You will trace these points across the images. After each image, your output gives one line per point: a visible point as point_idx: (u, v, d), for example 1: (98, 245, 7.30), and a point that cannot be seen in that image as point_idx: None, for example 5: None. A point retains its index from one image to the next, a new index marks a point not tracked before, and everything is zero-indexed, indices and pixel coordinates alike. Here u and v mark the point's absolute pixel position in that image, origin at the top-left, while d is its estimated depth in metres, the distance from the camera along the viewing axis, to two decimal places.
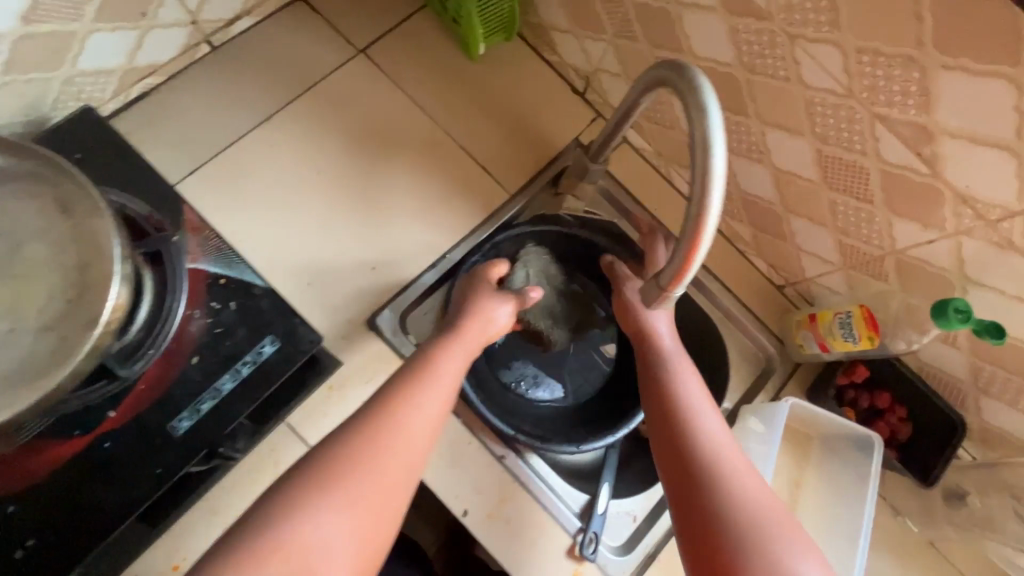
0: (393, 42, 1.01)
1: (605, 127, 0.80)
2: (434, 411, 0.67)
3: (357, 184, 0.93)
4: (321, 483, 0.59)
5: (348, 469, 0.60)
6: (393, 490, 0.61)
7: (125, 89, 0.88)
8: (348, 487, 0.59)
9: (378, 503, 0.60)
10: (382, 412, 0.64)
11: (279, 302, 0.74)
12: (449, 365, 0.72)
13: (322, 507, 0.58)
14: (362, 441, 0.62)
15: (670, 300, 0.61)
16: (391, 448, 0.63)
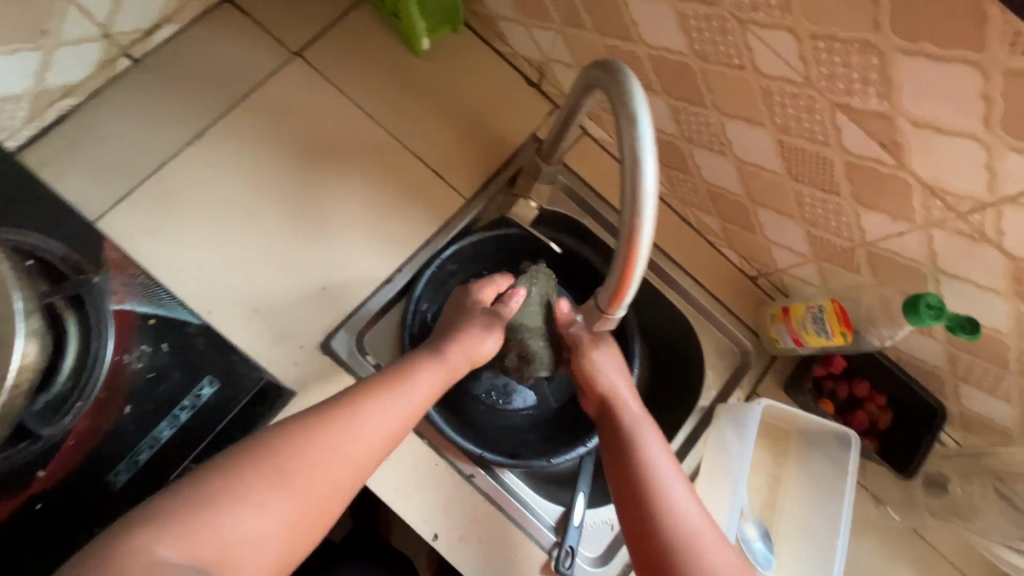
0: (331, 42, 0.95)
1: (556, 123, 0.75)
2: (396, 425, 0.65)
3: (301, 199, 0.88)
4: (258, 474, 0.57)
5: (291, 465, 0.59)
6: (331, 492, 0.60)
7: (39, 114, 0.81)
8: (287, 483, 0.58)
9: (312, 503, 0.59)
10: (341, 416, 0.63)
11: (216, 339, 0.70)
12: (422, 382, 0.70)
13: (254, 499, 0.56)
14: (312, 437, 0.61)
15: (612, 320, 0.58)
16: (341, 451, 0.61)
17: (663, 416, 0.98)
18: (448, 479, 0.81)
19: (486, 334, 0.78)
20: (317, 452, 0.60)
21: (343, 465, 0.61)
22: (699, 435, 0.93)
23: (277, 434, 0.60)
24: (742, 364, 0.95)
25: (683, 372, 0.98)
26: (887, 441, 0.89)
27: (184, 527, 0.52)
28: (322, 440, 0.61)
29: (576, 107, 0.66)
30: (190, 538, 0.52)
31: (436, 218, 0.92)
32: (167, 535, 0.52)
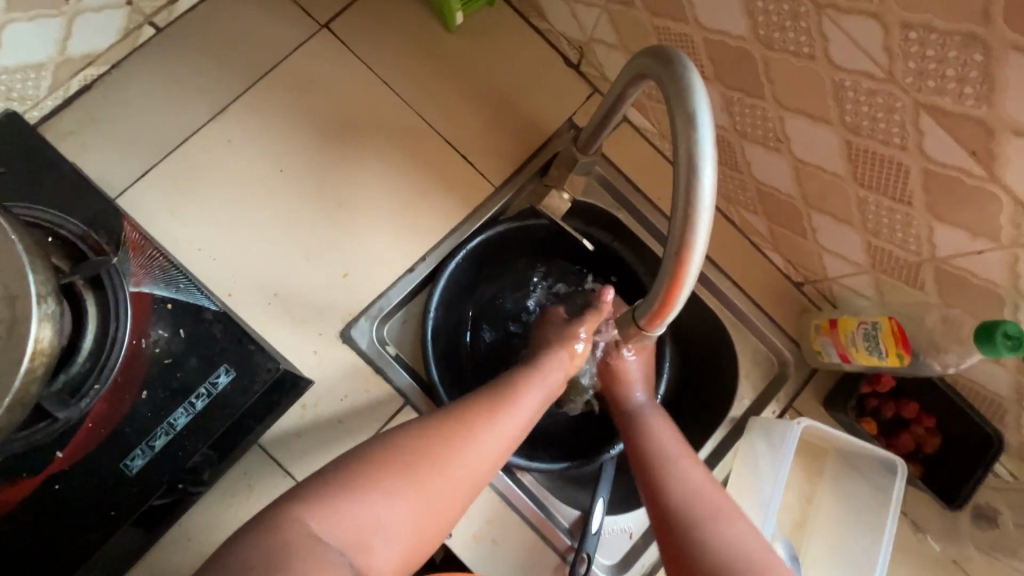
0: (359, 15, 0.90)
1: (596, 116, 0.69)
2: (513, 433, 0.64)
3: (324, 181, 0.85)
4: (394, 463, 0.56)
5: (421, 455, 0.57)
6: (457, 491, 0.58)
7: (62, 84, 0.80)
8: (417, 474, 0.56)
9: (440, 498, 0.57)
10: (463, 423, 0.61)
11: (233, 328, 0.68)
12: (537, 393, 0.69)
13: (389, 486, 0.55)
14: (441, 433, 0.59)
15: (651, 339, 0.54)
16: (469, 451, 0.60)
17: (690, 424, 0.94)
18: None
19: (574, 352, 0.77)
20: (446, 444, 0.59)
21: (471, 466, 0.59)
22: (729, 447, 0.88)
23: (408, 426, 0.60)
24: (779, 375, 0.90)
25: (714, 379, 0.93)
26: (934, 467, 0.83)
27: (326, 509, 0.52)
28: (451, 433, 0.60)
29: (620, 98, 0.60)
30: (329, 521, 0.52)
31: (463, 207, 0.88)
32: (313, 514, 0.52)
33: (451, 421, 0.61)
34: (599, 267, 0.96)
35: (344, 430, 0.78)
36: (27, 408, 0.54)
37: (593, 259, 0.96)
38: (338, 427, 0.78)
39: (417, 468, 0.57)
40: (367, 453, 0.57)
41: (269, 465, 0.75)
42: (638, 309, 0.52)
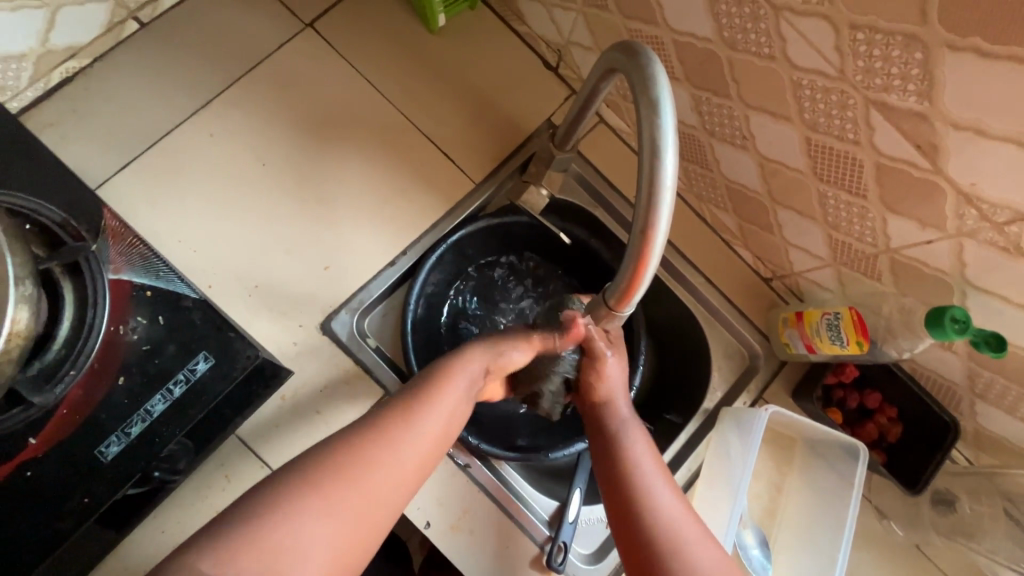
0: (343, 15, 0.92)
1: (570, 110, 0.72)
2: (430, 439, 0.59)
3: (304, 175, 0.86)
4: (312, 482, 0.52)
5: (331, 473, 0.53)
6: (379, 505, 0.54)
7: (44, 75, 0.80)
8: (330, 491, 0.52)
9: (362, 512, 0.53)
10: (376, 433, 0.57)
11: (212, 316, 0.68)
12: (461, 384, 0.64)
13: (315, 510, 0.51)
14: (355, 445, 0.55)
15: (620, 320, 0.55)
16: (381, 462, 0.55)
17: (666, 417, 0.96)
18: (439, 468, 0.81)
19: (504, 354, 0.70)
20: (370, 455, 0.55)
21: (387, 477, 0.55)
22: (702, 438, 0.91)
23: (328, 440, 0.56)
24: (751, 368, 0.93)
25: (688, 373, 0.96)
26: (895, 454, 0.86)
27: (232, 543, 0.47)
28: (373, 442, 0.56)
29: (594, 94, 0.63)
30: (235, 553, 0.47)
31: (442, 202, 0.89)
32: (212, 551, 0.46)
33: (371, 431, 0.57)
34: (576, 264, 0.99)
35: (324, 421, 0.79)
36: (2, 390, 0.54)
37: (572, 257, 0.98)
38: (318, 418, 0.78)
39: (344, 486, 0.53)
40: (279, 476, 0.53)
41: (245, 455, 0.75)
42: (605, 289, 0.54)
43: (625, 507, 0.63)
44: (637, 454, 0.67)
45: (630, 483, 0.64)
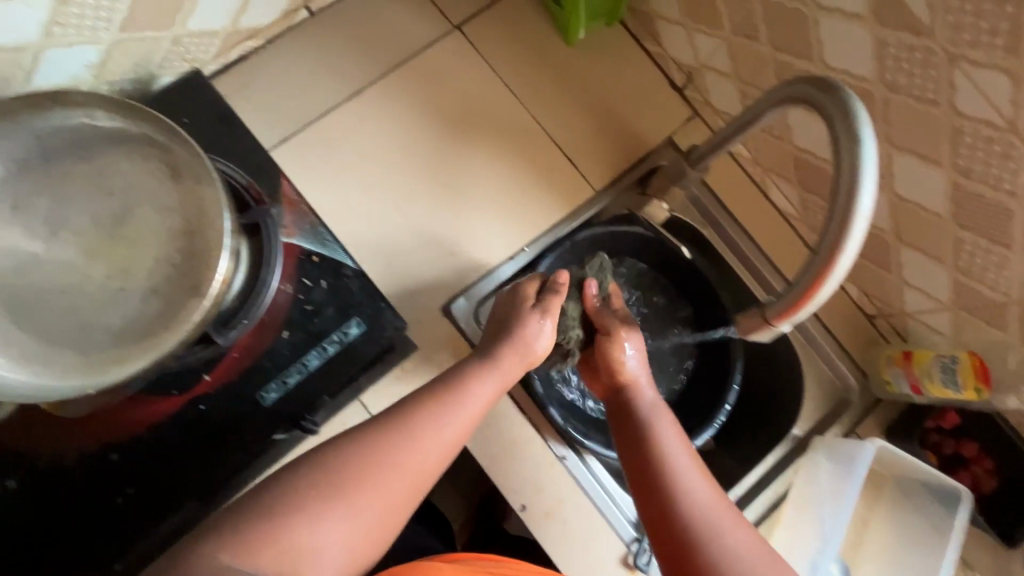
0: (488, 20, 0.97)
1: (717, 134, 0.76)
2: (449, 439, 0.64)
3: (441, 166, 0.92)
4: (331, 488, 0.57)
5: (347, 477, 0.58)
6: (391, 505, 0.60)
7: (226, 51, 0.88)
8: (345, 493, 0.57)
9: (380, 506, 0.59)
10: (390, 433, 0.61)
11: (369, 285, 0.74)
12: (475, 391, 0.68)
13: (340, 518, 0.56)
14: (374, 450, 0.60)
15: (771, 334, 0.58)
16: (394, 460, 0.60)
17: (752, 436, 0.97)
18: (540, 456, 0.85)
19: (533, 345, 0.73)
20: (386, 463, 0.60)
21: (405, 478, 0.61)
22: (789, 463, 0.92)
23: (347, 446, 0.60)
24: (844, 401, 0.94)
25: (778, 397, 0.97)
26: (991, 505, 0.86)
27: (252, 545, 0.52)
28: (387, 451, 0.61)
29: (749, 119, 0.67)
30: (255, 551, 0.52)
31: (561, 206, 0.94)
32: (230, 546, 0.52)
33: (389, 444, 0.61)
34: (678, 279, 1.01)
35: None
36: (202, 329, 0.64)
37: (679, 275, 0.98)
38: None
39: (368, 495, 0.58)
40: (304, 481, 0.57)
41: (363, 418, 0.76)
42: (768, 305, 0.56)
43: (656, 501, 0.67)
44: (671, 449, 0.70)
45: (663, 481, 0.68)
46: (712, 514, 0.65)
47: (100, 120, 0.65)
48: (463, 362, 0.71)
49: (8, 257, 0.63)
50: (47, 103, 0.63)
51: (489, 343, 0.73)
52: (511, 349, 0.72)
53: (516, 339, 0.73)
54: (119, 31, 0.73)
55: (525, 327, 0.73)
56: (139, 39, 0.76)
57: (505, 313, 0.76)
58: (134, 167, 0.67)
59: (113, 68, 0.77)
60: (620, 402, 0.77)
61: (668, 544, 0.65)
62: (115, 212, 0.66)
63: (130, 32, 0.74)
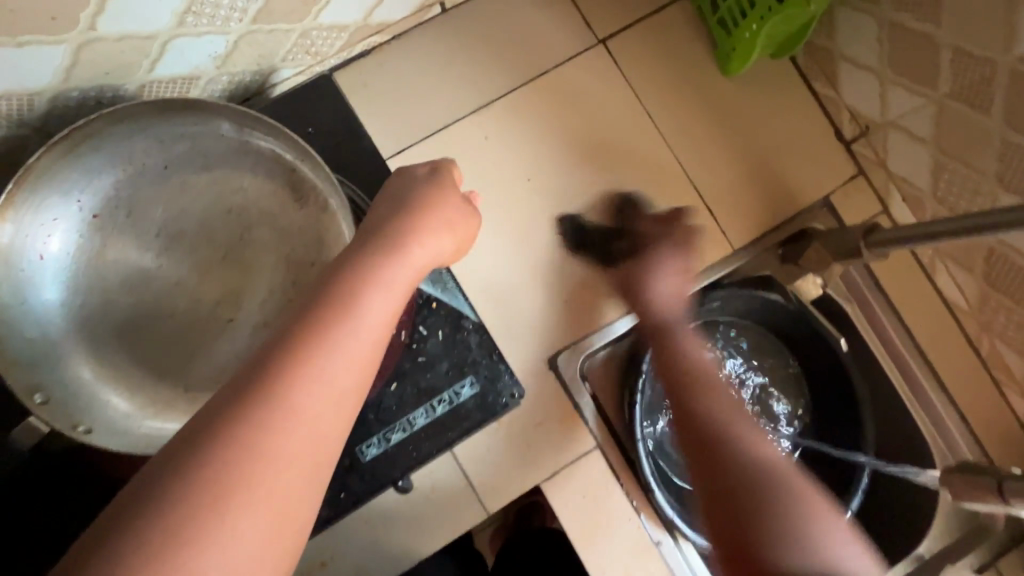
0: (638, 37, 0.86)
1: (931, 225, 0.61)
2: (352, 367, 0.39)
3: (566, 199, 0.83)
4: (209, 492, 0.33)
5: (220, 471, 0.33)
6: (309, 459, 0.36)
7: (350, 46, 0.79)
8: (230, 489, 0.33)
9: (293, 472, 0.36)
10: (266, 386, 0.36)
11: (489, 342, 0.65)
12: (376, 296, 0.42)
13: (243, 502, 0.33)
14: (254, 417, 0.35)
15: None
16: (289, 424, 0.36)
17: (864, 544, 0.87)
18: (634, 539, 0.77)
19: (433, 236, 0.51)
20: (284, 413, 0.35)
21: (307, 433, 0.36)
22: None
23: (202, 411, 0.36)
24: (984, 529, 0.82)
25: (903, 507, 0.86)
26: None
27: None
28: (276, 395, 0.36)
29: (958, 233, 0.58)
30: None
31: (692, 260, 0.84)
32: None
33: (270, 379, 0.36)
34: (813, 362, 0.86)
35: (536, 458, 0.77)
36: None
37: (813, 357, 0.86)
38: (527, 453, 0.77)
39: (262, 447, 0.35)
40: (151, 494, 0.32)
41: (452, 469, 0.75)
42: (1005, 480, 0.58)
43: (729, 468, 0.58)
44: (750, 438, 0.61)
45: (750, 488, 0.57)
46: (797, 501, 0.56)
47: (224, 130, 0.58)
48: (352, 254, 0.45)
49: (119, 273, 0.57)
50: (173, 107, 0.56)
51: (389, 232, 0.49)
52: (416, 239, 0.49)
53: (415, 228, 0.50)
54: (250, 23, 0.65)
55: (424, 219, 0.51)
56: (269, 31, 0.68)
57: (391, 194, 0.56)
58: (259, 183, 0.60)
59: (236, 60, 0.70)
60: (686, 387, 0.67)
61: (746, 516, 0.55)
62: (233, 233, 0.59)
63: (261, 23, 0.66)
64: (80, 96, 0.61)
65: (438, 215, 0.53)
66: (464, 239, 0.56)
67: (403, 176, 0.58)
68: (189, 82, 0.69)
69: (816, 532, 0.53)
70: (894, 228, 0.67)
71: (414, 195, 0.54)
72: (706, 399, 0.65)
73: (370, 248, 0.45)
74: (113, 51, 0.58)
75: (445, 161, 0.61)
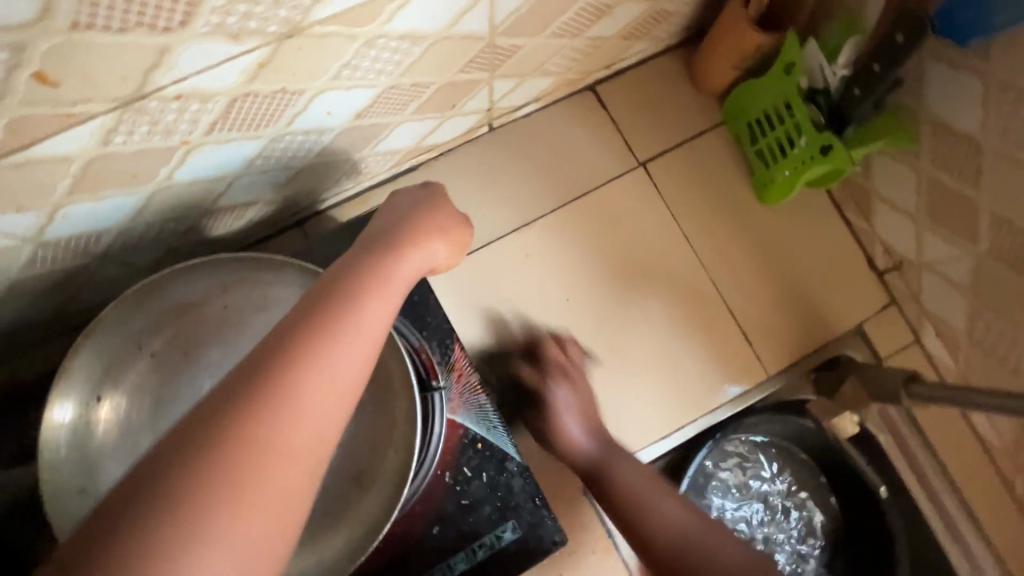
0: (678, 160, 0.88)
1: (981, 395, 0.61)
2: (361, 348, 0.41)
3: (602, 320, 0.83)
4: (225, 456, 0.34)
5: (236, 435, 0.34)
6: (321, 432, 0.37)
7: (399, 163, 0.81)
8: (243, 452, 0.34)
9: (305, 446, 0.36)
10: (280, 359, 0.37)
11: (531, 487, 0.66)
12: (378, 286, 0.45)
13: (258, 473, 0.34)
14: (268, 386, 0.36)
15: None
16: (303, 394, 0.37)
17: None
18: None
19: (436, 246, 0.56)
20: (283, 410, 0.36)
21: (318, 406, 0.37)
22: None
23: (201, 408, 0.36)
24: None
25: None
26: None
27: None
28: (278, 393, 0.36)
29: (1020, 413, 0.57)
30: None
31: (726, 384, 0.84)
32: None
33: (271, 374, 0.37)
34: (845, 486, 0.86)
35: None
36: (364, 534, 0.57)
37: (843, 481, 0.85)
38: None
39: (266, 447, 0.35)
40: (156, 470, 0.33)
41: None
42: None
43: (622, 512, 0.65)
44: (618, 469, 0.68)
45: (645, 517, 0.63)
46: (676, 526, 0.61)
47: (283, 283, 0.60)
48: (344, 263, 0.47)
49: (161, 425, 0.57)
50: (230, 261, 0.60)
51: (382, 246, 0.51)
52: (407, 251, 0.52)
53: (413, 236, 0.54)
54: (311, 157, 0.67)
55: (425, 229, 0.56)
56: (328, 160, 0.70)
57: (406, 205, 0.61)
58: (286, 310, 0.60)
59: (292, 184, 0.72)
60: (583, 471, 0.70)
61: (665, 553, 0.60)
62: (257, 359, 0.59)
63: (321, 156, 0.68)
64: (142, 231, 0.63)
65: (427, 233, 0.56)
66: (463, 261, 0.63)
67: (418, 192, 0.63)
68: (246, 206, 0.70)
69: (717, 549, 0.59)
70: (934, 384, 0.69)
71: (423, 209, 0.59)
72: (661, 502, 0.64)
73: (365, 259, 0.47)
74: (182, 191, 0.60)
75: (435, 183, 0.65)
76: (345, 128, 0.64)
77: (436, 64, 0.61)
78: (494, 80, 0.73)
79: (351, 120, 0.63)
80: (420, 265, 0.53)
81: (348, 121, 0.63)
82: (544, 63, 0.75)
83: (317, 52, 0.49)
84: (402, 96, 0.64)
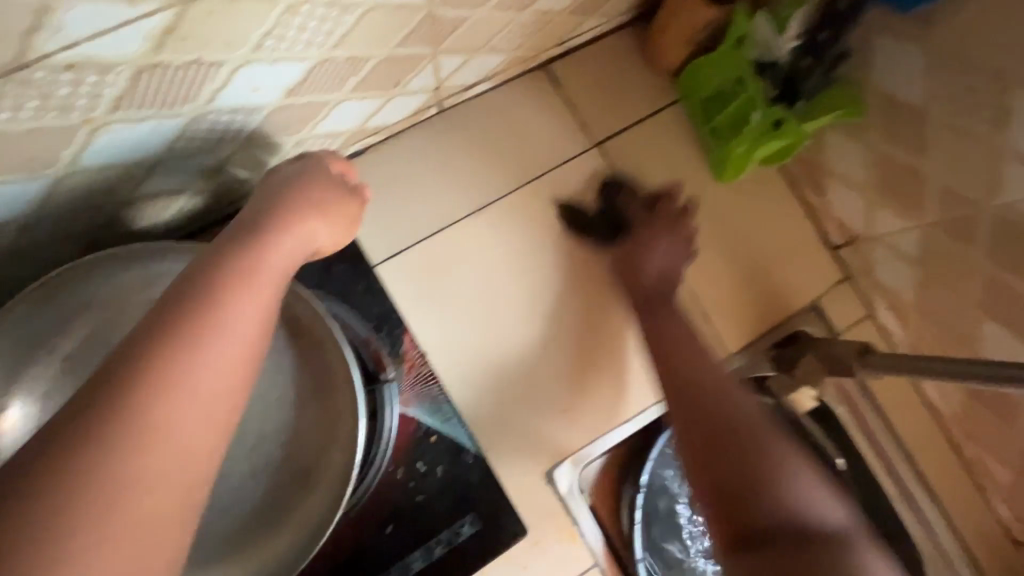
0: (635, 140, 0.87)
1: (931, 362, 0.62)
2: (251, 325, 0.38)
3: (562, 307, 0.81)
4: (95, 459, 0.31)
5: (105, 433, 0.31)
6: (212, 414, 0.35)
7: (344, 147, 0.77)
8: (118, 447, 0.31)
9: (195, 430, 0.34)
10: (155, 346, 0.34)
11: (488, 478, 0.70)
12: (259, 262, 0.42)
13: (142, 466, 0.32)
14: (141, 375, 0.33)
15: None
16: (186, 379, 0.34)
17: None
18: None
19: (320, 220, 0.52)
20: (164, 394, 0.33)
21: (206, 386, 0.35)
22: None
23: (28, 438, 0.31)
24: None
25: None
26: None
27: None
28: (141, 379, 0.33)
29: (967, 380, 0.58)
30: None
31: None
32: None
33: (142, 362, 0.34)
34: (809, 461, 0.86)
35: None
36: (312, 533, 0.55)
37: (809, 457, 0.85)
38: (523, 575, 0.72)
39: (142, 439, 0.32)
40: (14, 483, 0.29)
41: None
42: None
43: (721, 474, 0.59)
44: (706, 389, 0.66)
45: (737, 432, 0.61)
46: (740, 420, 0.62)
47: (173, 260, 0.57)
48: (218, 244, 0.43)
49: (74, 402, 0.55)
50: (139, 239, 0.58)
51: (258, 222, 0.47)
52: (286, 228, 0.48)
53: (296, 210, 0.51)
54: (242, 140, 0.63)
55: (303, 199, 0.52)
56: (263, 144, 0.66)
57: (291, 175, 0.56)
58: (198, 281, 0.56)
59: (226, 172, 0.67)
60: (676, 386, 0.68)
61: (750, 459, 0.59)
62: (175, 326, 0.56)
63: (252, 140, 0.64)
64: (51, 222, 0.57)
65: (306, 206, 0.52)
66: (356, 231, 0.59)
67: (319, 157, 0.59)
68: (174, 196, 0.65)
69: (772, 455, 0.59)
70: (886, 354, 0.69)
71: (309, 179, 0.55)
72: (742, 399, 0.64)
73: (240, 237, 0.44)
74: (94, 178, 0.55)
75: (328, 153, 0.61)
76: (277, 106, 0.60)
77: (373, 36, 0.58)
78: (439, 55, 0.69)
79: (283, 98, 0.59)
80: (306, 240, 0.49)
81: (279, 99, 0.58)
82: (492, 39, 0.72)
83: (232, 18, 0.45)
84: (338, 72, 0.60)
